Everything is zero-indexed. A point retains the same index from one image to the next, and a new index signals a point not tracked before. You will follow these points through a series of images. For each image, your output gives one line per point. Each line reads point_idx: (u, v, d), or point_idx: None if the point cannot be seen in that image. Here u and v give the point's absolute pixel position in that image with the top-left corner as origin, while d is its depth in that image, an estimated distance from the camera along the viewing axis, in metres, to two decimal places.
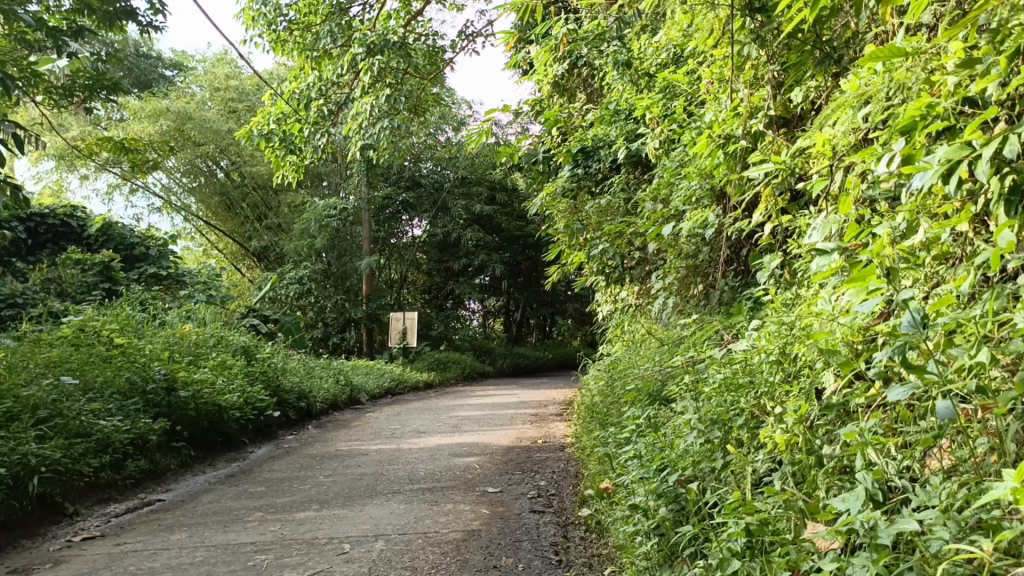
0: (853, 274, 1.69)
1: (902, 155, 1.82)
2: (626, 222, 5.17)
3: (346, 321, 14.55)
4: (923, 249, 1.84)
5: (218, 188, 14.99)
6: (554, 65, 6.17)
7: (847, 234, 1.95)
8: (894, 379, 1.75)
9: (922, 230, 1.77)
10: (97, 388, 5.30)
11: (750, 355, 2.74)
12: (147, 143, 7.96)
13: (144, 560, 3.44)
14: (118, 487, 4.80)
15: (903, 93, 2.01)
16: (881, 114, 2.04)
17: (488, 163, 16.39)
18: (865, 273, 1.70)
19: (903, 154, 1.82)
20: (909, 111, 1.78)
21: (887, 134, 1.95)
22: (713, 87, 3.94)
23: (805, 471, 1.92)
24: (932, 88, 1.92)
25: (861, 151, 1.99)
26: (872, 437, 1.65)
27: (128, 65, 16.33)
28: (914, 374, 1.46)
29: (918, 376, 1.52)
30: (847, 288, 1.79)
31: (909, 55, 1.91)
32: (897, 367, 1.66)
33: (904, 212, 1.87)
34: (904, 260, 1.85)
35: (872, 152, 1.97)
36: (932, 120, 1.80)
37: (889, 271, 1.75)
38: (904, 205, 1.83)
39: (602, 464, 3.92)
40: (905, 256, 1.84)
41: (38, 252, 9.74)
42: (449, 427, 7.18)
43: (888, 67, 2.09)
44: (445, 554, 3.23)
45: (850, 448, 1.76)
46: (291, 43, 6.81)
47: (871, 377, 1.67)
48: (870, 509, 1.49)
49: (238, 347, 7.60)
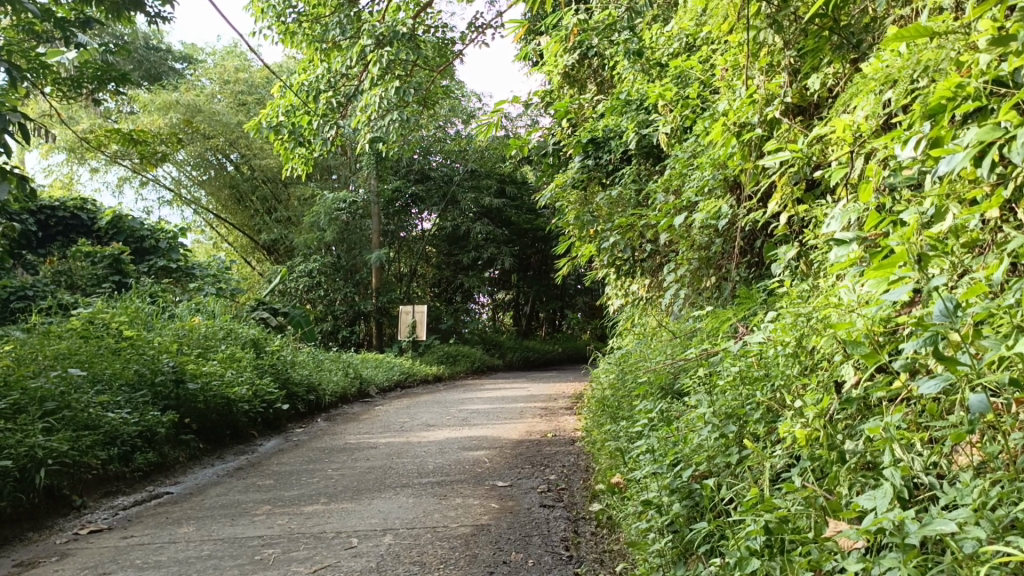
0: (875, 264, 1.61)
1: (930, 138, 1.72)
2: (637, 215, 5.08)
3: (355, 314, 14.53)
4: (952, 237, 1.74)
5: (227, 181, 15.03)
6: (564, 56, 6.12)
7: (870, 220, 1.86)
8: (921, 372, 1.66)
9: (951, 215, 1.67)
10: (106, 380, 5.30)
11: (766, 346, 2.66)
12: (155, 135, 7.93)
13: (151, 553, 3.42)
14: (126, 479, 4.79)
15: (930, 76, 1.92)
16: (906, 98, 1.95)
17: (498, 156, 16.50)
18: (890, 260, 1.60)
19: (929, 137, 1.73)
20: (938, 91, 1.69)
21: (913, 116, 1.86)
22: (726, 75, 3.86)
23: (825, 467, 1.83)
24: (961, 69, 1.83)
25: (885, 134, 1.90)
26: (897, 433, 1.58)
27: (138, 57, 16.48)
28: (947, 365, 1.38)
29: (949, 368, 1.43)
30: (872, 278, 1.69)
31: (938, 35, 1.82)
32: (926, 360, 1.57)
33: (930, 198, 1.78)
34: (932, 248, 1.76)
35: (896, 136, 1.88)
36: (964, 100, 1.71)
37: (919, 258, 1.65)
38: (932, 190, 1.74)
39: (613, 459, 3.85)
40: (932, 244, 1.75)
41: (49, 244, 9.78)
42: (458, 420, 7.15)
43: (914, 49, 2.00)
44: (454, 549, 3.18)
45: (873, 443, 1.68)
46: (300, 34, 6.76)
47: (897, 370, 1.59)
48: (900, 509, 1.41)
49: (247, 339, 7.59)
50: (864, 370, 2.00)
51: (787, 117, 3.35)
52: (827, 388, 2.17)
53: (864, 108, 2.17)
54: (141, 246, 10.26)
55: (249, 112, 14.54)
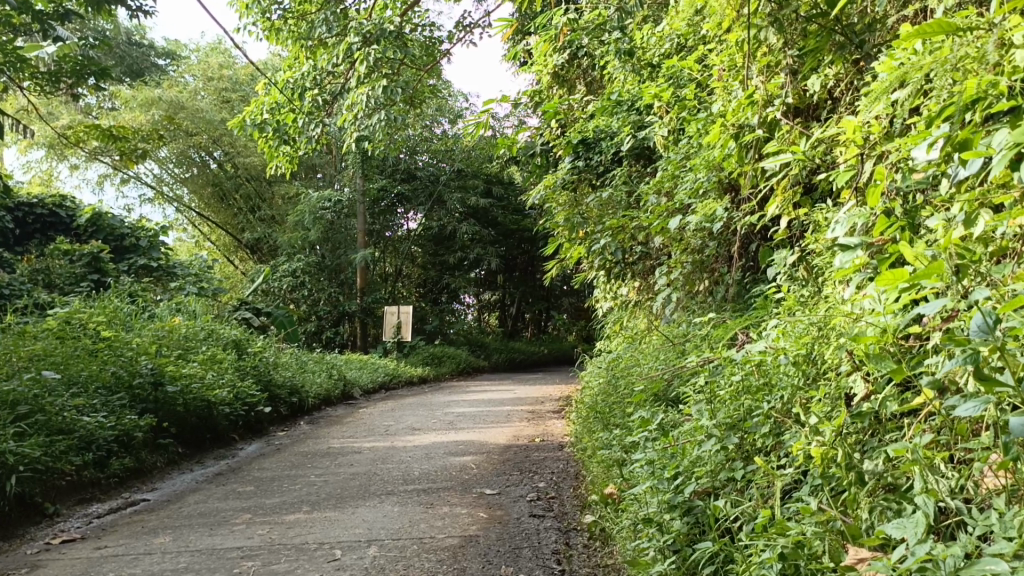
0: (889, 275, 1.59)
1: (958, 139, 1.63)
2: (629, 216, 4.98)
3: (340, 314, 14.33)
4: (980, 244, 1.64)
5: (210, 178, 14.79)
6: (554, 56, 6.01)
7: (893, 224, 1.76)
8: (948, 389, 1.56)
9: (982, 222, 1.57)
10: (82, 382, 5.13)
11: (770, 355, 2.57)
12: (136, 132, 7.71)
13: (125, 565, 3.26)
14: (101, 485, 4.61)
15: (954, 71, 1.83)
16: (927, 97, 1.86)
17: (485, 156, 16.38)
18: (931, 267, 1.48)
19: (955, 139, 1.64)
20: (967, 90, 1.60)
21: (939, 115, 1.76)
22: (723, 76, 3.77)
23: (841, 488, 1.74)
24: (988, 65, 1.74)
25: (908, 134, 1.80)
26: (924, 453, 1.48)
27: (120, 53, 16.20)
28: (988, 385, 1.30)
29: (989, 388, 1.33)
30: (897, 286, 1.59)
31: (961, 32, 1.74)
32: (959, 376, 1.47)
33: (961, 203, 1.68)
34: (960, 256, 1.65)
35: (918, 137, 1.79)
36: (994, 101, 1.63)
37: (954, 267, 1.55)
38: (961, 196, 1.66)
39: (606, 468, 3.76)
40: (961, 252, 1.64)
41: (26, 242, 9.54)
42: (444, 424, 7.01)
43: (931, 45, 1.92)
44: (442, 562, 3.06)
45: (895, 465, 1.58)
46: (285, 32, 6.62)
47: (925, 387, 1.49)
48: (935, 542, 1.30)
49: (229, 340, 7.41)
50: (874, 382, 1.92)
51: (785, 118, 3.27)
52: (837, 400, 2.08)
53: (877, 110, 2.10)
54: (121, 245, 10.02)
55: (233, 109, 14.31)
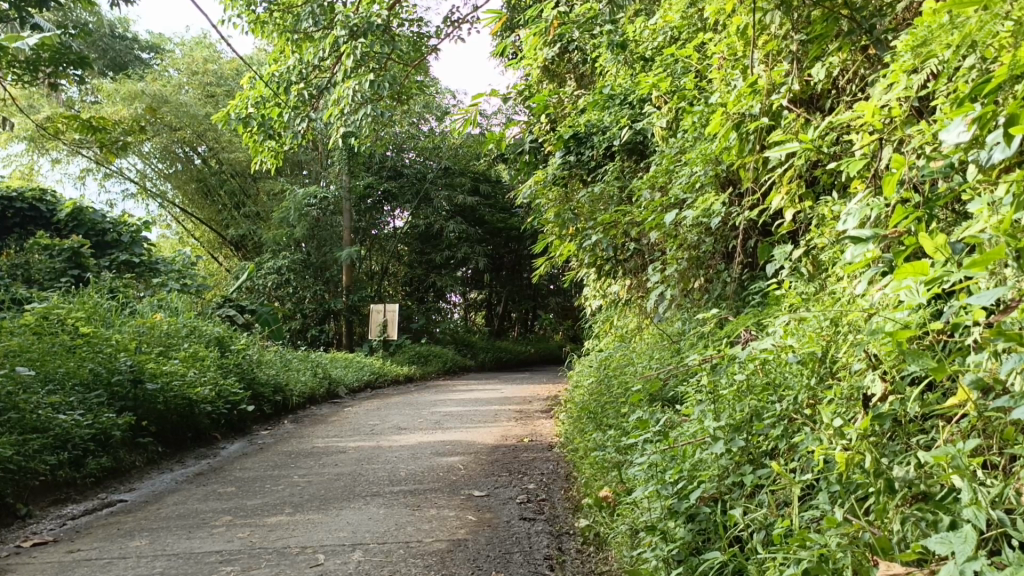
0: (909, 267, 1.63)
1: (1006, 117, 1.54)
2: (621, 212, 4.71)
3: (325, 312, 14.12)
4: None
5: (194, 174, 14.52)
6: (544, 49, 5.77)
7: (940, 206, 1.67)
8: (993, 390, 1.49)
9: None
10: (58, 380, 4.93)
11: (776, 353, 2.48)
12: (116, 123, 7.44)
13: (98, 570, 3.09)
14: (76, 486, 4.42)
15: (997, 43, 1.75)
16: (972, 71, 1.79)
17: (472, 153, 16.21)
18: (991, 255, 1.37)
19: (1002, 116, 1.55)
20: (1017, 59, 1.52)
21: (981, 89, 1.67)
22: (722, 65, 3.65)
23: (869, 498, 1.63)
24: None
25: (949, 110, 1.71)
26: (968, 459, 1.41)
27: (102, 45, 15.89)
28: None
29: None
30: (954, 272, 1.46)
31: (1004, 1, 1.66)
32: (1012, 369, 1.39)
33: (1008, 184, 1.59)
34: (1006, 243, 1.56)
35: (956, 115, 1.70)
36: None
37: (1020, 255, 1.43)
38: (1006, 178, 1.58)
39: (602, 470, 3.62)
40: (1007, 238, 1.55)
41: (3, 236, 9.23)
42: (431, 424, 6.85)
43: (967, 19, 1.84)
44: (430, 568, 2.92)
45: (930, 472, 1.50)
46: (271, 24, 6.18)
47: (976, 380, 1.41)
48: (986, 560, 1.21)
49: (212, 337, 7.20)
50: (894, 381, 1.86)
51: (791, 106, 3.17)
52: (852, 402, 2.02)
53: (900, 90, 2.05)
54: (102, 240, 9.76)
55: (217, 103, 14.08)
